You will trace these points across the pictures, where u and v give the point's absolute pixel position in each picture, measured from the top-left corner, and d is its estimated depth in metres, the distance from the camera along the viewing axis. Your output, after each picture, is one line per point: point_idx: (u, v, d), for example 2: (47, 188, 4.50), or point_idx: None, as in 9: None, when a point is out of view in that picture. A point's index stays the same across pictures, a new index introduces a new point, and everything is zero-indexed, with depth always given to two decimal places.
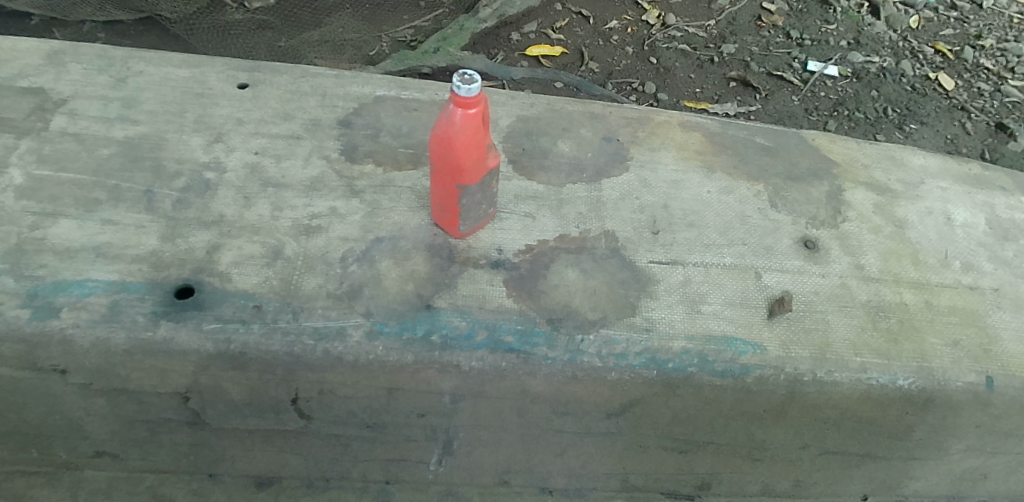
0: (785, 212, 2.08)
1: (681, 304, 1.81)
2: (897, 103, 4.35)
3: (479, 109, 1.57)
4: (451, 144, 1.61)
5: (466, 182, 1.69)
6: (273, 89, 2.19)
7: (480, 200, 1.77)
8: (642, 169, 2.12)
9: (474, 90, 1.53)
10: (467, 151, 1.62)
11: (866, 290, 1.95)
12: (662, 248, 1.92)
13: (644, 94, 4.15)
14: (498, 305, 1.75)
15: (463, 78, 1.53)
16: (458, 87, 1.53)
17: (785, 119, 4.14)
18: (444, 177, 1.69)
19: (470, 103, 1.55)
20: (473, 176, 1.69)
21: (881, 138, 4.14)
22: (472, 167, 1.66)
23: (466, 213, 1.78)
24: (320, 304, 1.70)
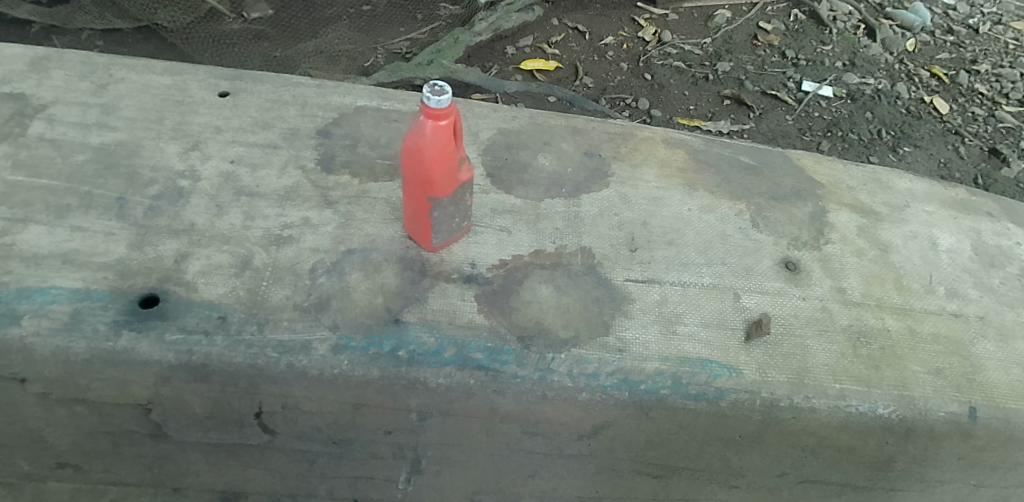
0: (768, 233, 2.05)
1: (655, 325, 1.78)
2: (892, 125, 4.32)
3: (451, 121, 1.55)
4: (421, 156, 1.59)
5: (437, 195, 1.66)
6: (253, 97, 2.17)
7: (453, 214, 1.74)
8: (622, 185, 2.08)
9: (444, 101, 1.50)
10: (438, 164, 1.60)
11: (847, 314, 1.92)
12: (639, 266, 1.89)
13: (637, 110, 4.12)
14: (469, 320, 1.71)
15: (433, 89, 1.51)
16: (428, 98, 1.50)
17: (778, 139, 4.10)
18: (415, 190, 1.66)
19: (441, 115, 1.53)
20: (445, 190, 1.66)
21: (875, 159, 4.10)
22: (444, 180, 1.63)
23: (438, 226, 1.74)
24: (286, 316, 1.67)
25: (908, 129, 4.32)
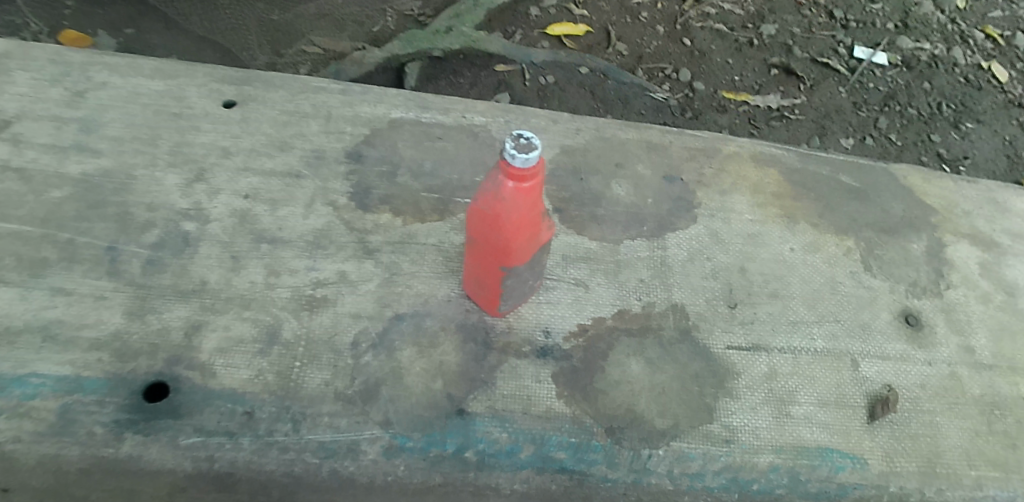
0: (882, 278, 1.73)
1: (766, 407, 1.49)
2: (953, 99, 3.47)
3: (539, 180, 1.21)
4: (499, 223, 1.26)
5: (513, 264, 1.33)
6: (266, 108, 1.80)
7: (529, 278, 1.42)
8: (712, 219, 1.76)
9: (535, 158, 1.16)
10: (519, 231, 1.27)
11: (978, 382, 1.60)
12: (741, 328, 1.58)
13: (677, 82, 3.37)
14: (547, 409, 1.42)
15: (518, 144, 1.17)
16: (512, 156, 1.16)
17: (831, 115, 3.35)
18: (487, 258, 1.33)
19: (526, 175, 1.19)
20: (523, 256, 1.33)
21: (935, 139, 3.35)
22: (524, 246, 1.31)
23: (511, 293, 1.42)
24: (326, 409, 1.38)
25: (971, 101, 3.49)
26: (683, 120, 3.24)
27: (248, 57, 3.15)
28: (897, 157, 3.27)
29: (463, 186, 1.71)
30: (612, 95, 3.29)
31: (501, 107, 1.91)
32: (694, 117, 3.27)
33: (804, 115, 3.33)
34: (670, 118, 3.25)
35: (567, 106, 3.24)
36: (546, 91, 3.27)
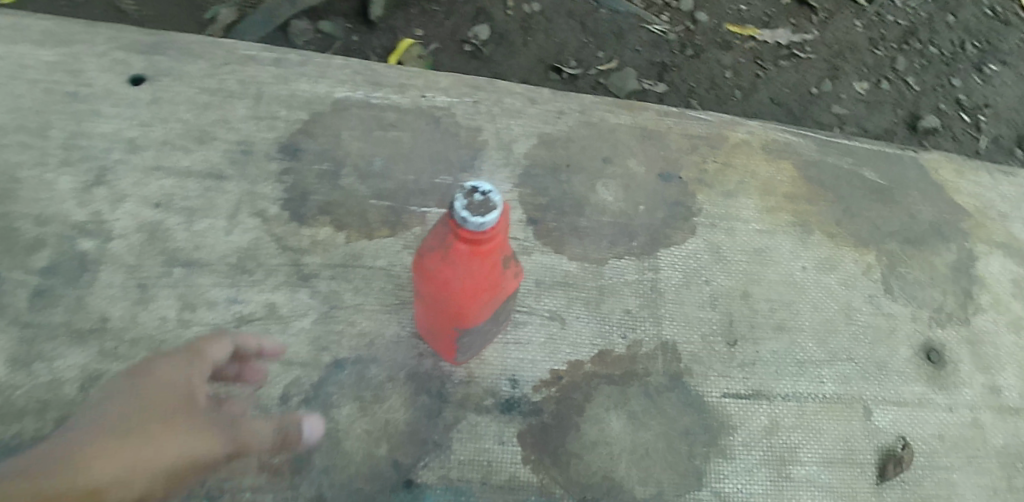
0: (904, 302, 1.49)
1: (763, 468, 1.31)
2: (978, 33, 2.66)
3: (501, 241, 0.94)
4: (450, 288, 1.00)
5: (471, 323, 1.09)
6: (182, 85, 1.47)
7: (494, 328, 1.18)
8: (713, 230, 1.50)
9: (495, 219, 0.90)
10: (476, 293, 1.02)
11: (1004, 429, 1.40)
12: (740, 371, 1.37)
13: (675, 10, 2.54)
14: (510, 477, 1.26)
15: (471, 201, 0.89)
16: (463, 218, 0.89)
17: (846, 54, 2.56)
18: (440, 316, 1.09)
19: (482, 239, 0.92)
20: (482, 315, 1.08)
21: (956, 83, 2.56)
22: (485, 305, 1.06)
23: (472, 346, 1.19)
24: (248, 482, 1.23)
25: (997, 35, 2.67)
26: (681, 59, 2.46)
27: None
28: (912, 105, 2.50)
29: (419, 190, 1.43)
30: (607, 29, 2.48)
31: (469, 81, 1.58)
32: (695, 55, 2.47)
33: (819, 55, 2.54)
34: (669, 57, 2.47)
35: (555, 41, 2.44)
36: (532, 22, 2.44)
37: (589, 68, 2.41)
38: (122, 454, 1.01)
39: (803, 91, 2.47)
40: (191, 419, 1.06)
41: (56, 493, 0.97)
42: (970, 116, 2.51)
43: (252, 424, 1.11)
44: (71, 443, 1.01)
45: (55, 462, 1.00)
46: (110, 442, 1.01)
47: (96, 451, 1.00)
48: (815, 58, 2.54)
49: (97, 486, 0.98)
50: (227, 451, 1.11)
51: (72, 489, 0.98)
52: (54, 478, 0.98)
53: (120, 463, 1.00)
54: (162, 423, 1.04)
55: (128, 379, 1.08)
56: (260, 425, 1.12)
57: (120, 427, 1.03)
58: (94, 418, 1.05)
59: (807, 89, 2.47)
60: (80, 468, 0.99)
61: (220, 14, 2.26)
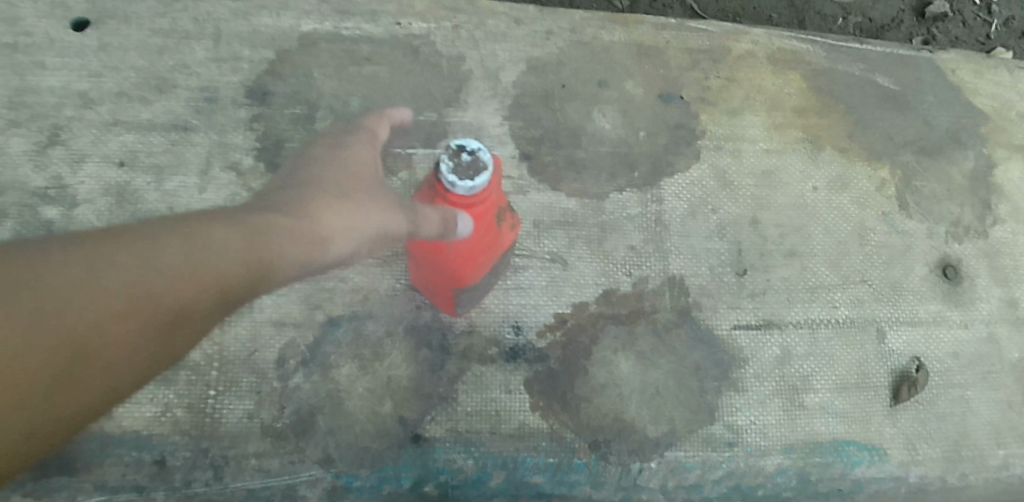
0: (920, 219, 1.43)
1: (775, 399, 1.28)
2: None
3: (491, 199, 1.05)
4: (443, 249, 1.09)
5: (467, 279, 1.17)
6: (132, 28, 1.34)
7: (492, 284, 1.26)
8: (718, 153, 1.41)
9: (483, 180, 0.99)
10: (470, 253, 1.10)
11: (1019, 342, 1.37)
12: (751, 301, 1.32)
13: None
14: (520, 425, 1.22)
15: (459, 162, 0.98)
16: (453, 181, 0.98)
17: None
18: (437, 276, 1.17)
19: (472, 198, 1.01)
20: (477, 271, 1.16)
21: None
22: (479, 263, 1.14)
23: (472, 305, 1.26)
24: (253, 448, 1.19)
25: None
26: None
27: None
28: None
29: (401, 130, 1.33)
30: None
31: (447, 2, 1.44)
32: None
33: None
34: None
35: None
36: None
37: None
38: (340, 208, 1.02)
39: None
40: (385, 199, 1.07)
41: (287, 229, 0.97)
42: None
43: (429, 214, 1.01)
44: (292, 194, 1.04)
45: (279, 206, 1.01)
46: (326, 197, 1.03)
47: (317, 201, 1.02)
48: None
49: (328, 233, 1.00)
50: (413, 236, 1.05)
51: (299, 228, 0.98)
52: (280, 214, 0.99)
53: (337, 213, 1.02)
54: (361, 188, 1.07)
55: (327, 152, 1.13)
56: (431, 217, 1.01)
57: (331, 184, 1.06)
58: (303, 180, 1.07)
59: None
60: (305, 212, 1.00)
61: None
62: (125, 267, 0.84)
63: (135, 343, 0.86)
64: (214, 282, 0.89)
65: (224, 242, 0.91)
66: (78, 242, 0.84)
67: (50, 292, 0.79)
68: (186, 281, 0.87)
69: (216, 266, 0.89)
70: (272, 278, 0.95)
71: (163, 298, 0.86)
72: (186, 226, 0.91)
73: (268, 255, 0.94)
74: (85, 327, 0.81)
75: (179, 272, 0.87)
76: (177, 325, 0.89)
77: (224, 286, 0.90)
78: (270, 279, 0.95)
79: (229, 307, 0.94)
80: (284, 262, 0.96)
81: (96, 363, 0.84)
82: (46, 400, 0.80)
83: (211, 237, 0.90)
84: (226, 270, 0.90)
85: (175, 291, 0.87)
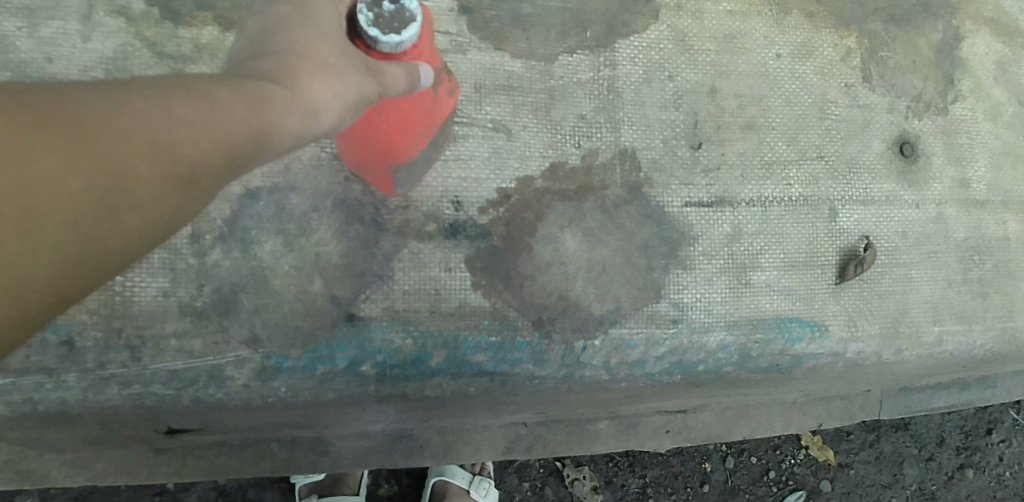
0: (882, 92, 1.36)
1: (723, 277, 1.24)
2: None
3: (425, 59, 0.91)
4: (371, 122, 0.96)
5: (401, 154, 1.05)
6: None
7: (430, 162, 1.15)
8: (679, 13, 1.28)
9: (413, 33, 0.83)
10: (403, 125, 0.99)
11: (965, 223, 1.36)
12: (704, 177, 1.26)
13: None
14: (460, 304, 1.16)
15: (381, 13, 0.82)
16: (374, 38, 0.82)
17: None
18: (367, 154, 1.05)
19: (400, 58, 0.86)
20: (411, 145, 1.04)
21: None
22: (414, 138, 1.03)
23: (409, 186, 1.15)
24: (172, 328, 1.11)
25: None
26: None
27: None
28: None
29: None
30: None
31: None
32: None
33: None
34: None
35: None
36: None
37: None
38: (326, 75, 0.75)
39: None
40: (355, 55, 0.80)
41: (285, 98, 0.71)
42: None
43: (392, 69, 0.83)
44: (268, 57, 0.75)
45: (267, 68, 0.73)
46: (307, 60, 0.75)
47: (298, 67, 0.74)
48: None
49: (318, 106, 0.74)
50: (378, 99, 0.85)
51: (292, 96, 0.72)
52: (276, 78, 0.72)
53: (322, 84, 0.75)
54: (338, 50, 0.79)
55: (290, 6, 0.79)
56: (399, 77, 0.84)
57: (303, 46, 0.76)
58: (267, 40, 0.77)
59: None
60: (290, 79, 0.73)
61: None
62: (108, 118, 0.60)
63: (140, 206, 0.63)
64: (217, 146, 0.65)
65: (226, 100, 0.66)
66: (37, 91, 0.60)
67: (21, 140, 0.56)
68: (189, 141, 0.64)
69: (224, 123, 0.65)
70: (274, 150, 0.71)
71: (163, 162, 0.63)
72: (174, 85, 0.66)
73: (271, 121, 0.69)
74: (80, 181, 0.58)
75: (176, 130, 0.63)
76: (183, 190, 0.66)
77: (235, 147, 0.67)
78: (273, 150, 0.71)
79: (229, 177, 0.70)
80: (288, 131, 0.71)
81: (94, 226, 0.61)
82: (36, 275, 0.59)
83: (209, 94, 0.66)
84: (232, 133, 0.66)
85: (181, 148, 0.63)
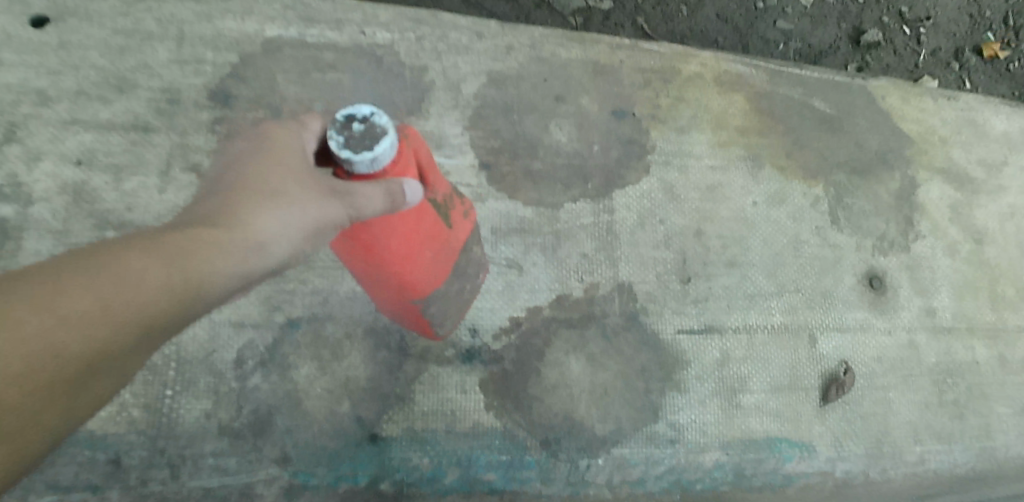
0: (850, 233, 1.53)
1: (715, 398, 1.36)
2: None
3: (410, 173, 0.98)
4: (374, 252, 1.09)
5: (411, 274, 1.15)
6: (91, 26, 1.33)
7: (453, 287, 1.26)
8: (666, 167, 1.48)
9: (384, 145, 0.90)
10: (404, 248, 1.09)
11: (935, 349, 1.49)
12: (694, 307, 1.41)
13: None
14: (474, 424, 1.27)
15: (350, 134, 0.90)
16: (348, 159, 0.89)
17: None
18: (381, 283, 1.17)
19: (378, 173, 0.93)
20: (418, 264, 1.14)
21: None
22: (419, 259, 1.13)
23: (439, 315, 1.27)
24: (210, 447, 1.21)
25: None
26: None
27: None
28: (856, 17, 2.15)
29: None
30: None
31: (410, 14, 1.47)
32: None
33: None
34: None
35: None
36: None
37: None
38: (275, 207, 0.88)
39: (750, 6, 2.09)
40: (325, 182, 0.92)
41: (216, 244, 0.83)
42: (912, 29, 2.16)
43: (363, 187, 0.92)
44: (215, 200, 0.89)
45: (209, 216, 0.86)
46: (254, 195, 0.88)
47: (243, 203, 0.87)
48: None
49: (262, 239, 0.87)
50: (355, 217, 0.95)
51: (231, 236, 0.85)
52: (211, 226, 0.84)
53: (268, 216, 0.88)
54: (295, 178, 0.91)
55: (250, 143, 0.94)
56: (374, 192, 0.92)
57: (258, 181, 0.90)
58: (224, 178, 0.91)
59: (753, 3, 2.09)
60: (233, 218, 0.86)
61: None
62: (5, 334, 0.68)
63: (24, 423, 0.70)
64: (126, 322, 0.75)
65: (139, 269, 0.77)
66: None
67: None
68: (89, 333, 0.73)
69: (130, 299, 0.75)
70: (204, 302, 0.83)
71: (61, 361, 0.71)
72: (78, 267, 0.75)
73: (195, 275, 0.81)
74: None
75: (80, 322, 0.72)
76: (89, 378, 0.74)
77: (144, 321, 0.77)
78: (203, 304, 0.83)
79: (151, 344, 0.80)
80: (218, 277, 0.83)
81: None
82: None
83: (115, 270, 0.76)
84: (128, 315, 0.75)
85: (69, 346, 0.72)
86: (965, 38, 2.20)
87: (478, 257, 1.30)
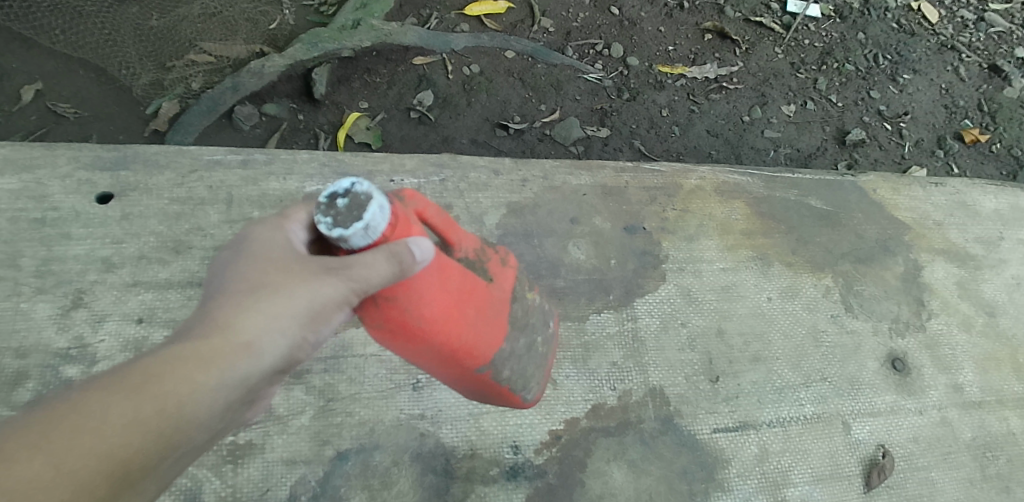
0: (865, 318, 1.59)
1: (760, 495, 1.37)
2: (889, 45, 2.43)
3: (416, 230, 1.00)
4: (411, 329, 1.03)
5: (459, 342, 1.09)
6: (151, 198, 1.49)
7: (518, 342, 1.20)
8: (681, 273, 1.58)
9: (371, 211, 0.93)
10: (442, 313, 1.04)
11: (970, 423, 1.51)
12: (726, 405, 1.45)
13: (608, 57, 2.32)
14: None
15: (335, 211, 0.94)
16: (340, 235, 0.93)
17: (772, 80, 2.35)
18: (436, 362, 1.12)
19: (377, 240, 0.95)
20: (463, 329, 1.08)
21: (908, 81, 2.39)
22: (465, 319, 1.08)
23: (517, 380, 1.23)
24: None
25: (958, 39, 2.47)
26: (623, 104, 2.25)
27: (126, 77, 2.10)
28: (838, 120, 2.32)
29: None
30: (544, 82, 2.26)
31: (432, 160, 1.63)
32: (632, 98, 2.27)
33: (748, 86, 2.33)
34: (607, 102, 2.25)
35: (500, 98, 2.23)
36: (474, 84, 2.23)
37: (534, 122, 2.20)
38: (258, 305, 0.93)
39: (737, 121, 2.28)
40: (314, 265, 0.95)
41: (193, 359, 0.88)
42: (891, 124, 2.32)
43: (364, 256, 0.92)
44: (198, 312, 0.94)
45: (190, 331, 0.92)
46: (236, 298, 0.93)
47: (224, 310, 0.92)
48: (749, 87, 2.33)
49: (250, 338, 0.92)
50: (365, 289, 0.94)
51: (216, 343, 0.90)
52: (189, 339, 0.90)
53: (253, 312, 0.92)
54: (278, 268, 0.95)
55: (230, 250, 0.99)
56: (375, 259, 0.92)
57: (241, 283, 0.94)
58: (211, 286, 0.97)
59: (739, 118, 2.28)
60: (215, 325, 0.91)
61: (162, 106, 2.07)
62: None
63: None
64: (90, 476, 0.79)
65: (102, 411, 0.81)
66: None
67: None
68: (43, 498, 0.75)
69: (96, 450, 0.80)
70: (187, 422, 0.88)
71: None
72: (36, 430, 0.78)
73: (172, 398, 0.86)
74: None
75: (37, 489, 0.75)
76: None
77: (111, 467, 0.81)
78: (188, 424, 0.88)
79: (131, 487, 0.85)
80: (200, 390, 0.88)
81: None
82: None
83: (82, 422, 0.80)
84: (91, 469, 0.79)
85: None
86: (944, 127, 2.35)
87: (537, 305, 1.25)
